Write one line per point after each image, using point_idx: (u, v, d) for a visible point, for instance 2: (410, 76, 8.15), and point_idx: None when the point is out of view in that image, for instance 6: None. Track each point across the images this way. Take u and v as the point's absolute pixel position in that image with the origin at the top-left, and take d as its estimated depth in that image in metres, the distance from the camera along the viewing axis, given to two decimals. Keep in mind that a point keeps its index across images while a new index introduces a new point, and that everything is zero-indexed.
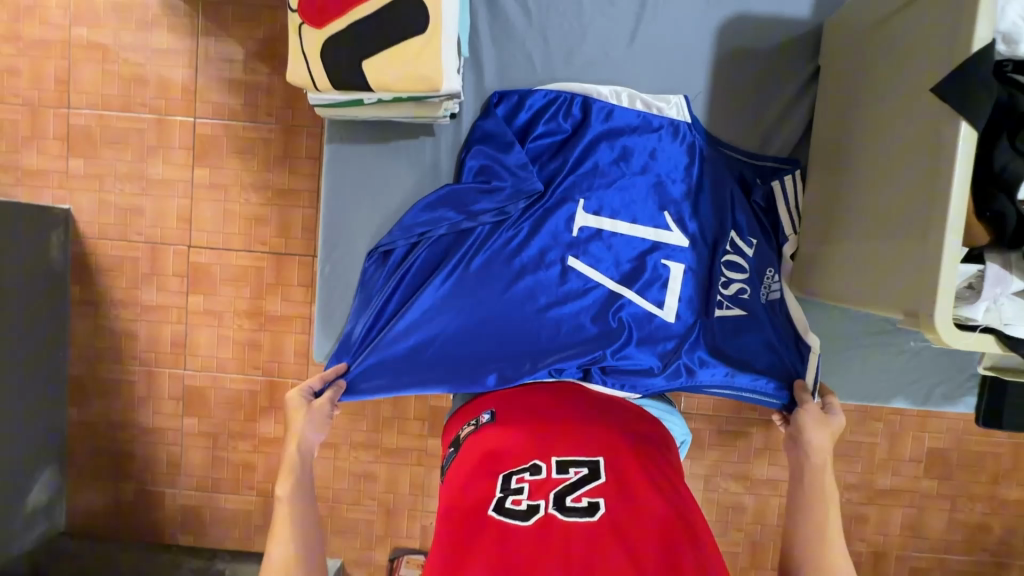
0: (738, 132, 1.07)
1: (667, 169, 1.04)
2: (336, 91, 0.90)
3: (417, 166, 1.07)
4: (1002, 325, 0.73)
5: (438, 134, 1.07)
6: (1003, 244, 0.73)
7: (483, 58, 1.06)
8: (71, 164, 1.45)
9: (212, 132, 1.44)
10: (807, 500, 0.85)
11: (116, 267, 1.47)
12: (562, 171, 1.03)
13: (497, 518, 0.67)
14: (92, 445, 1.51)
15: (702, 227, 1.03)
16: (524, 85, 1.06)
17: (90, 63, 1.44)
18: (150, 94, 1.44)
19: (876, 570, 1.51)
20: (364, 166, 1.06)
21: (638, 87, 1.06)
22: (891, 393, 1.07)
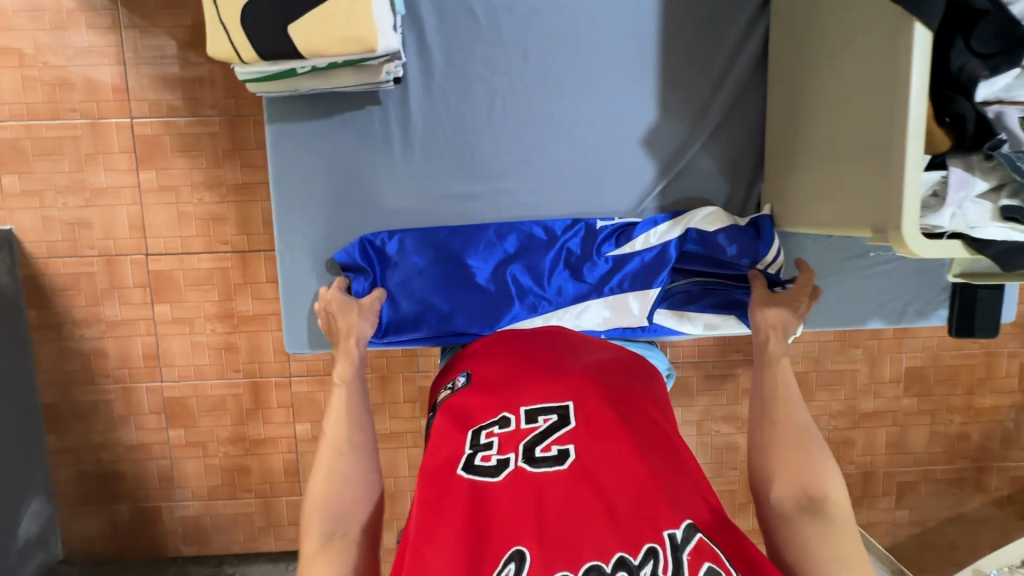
0: (705, 59, 0.97)
1: (638, 120, 0.98)
2: (267, 63, 0.82)
3: (368, 140, 0.96)
4: (968, 230, 0.73)
5: (385, 101, 0.95)
6: (963, 145, 0.74)
7: (421, 14, 0.93)
8: (5, 182, 1.37)
9: (152, 132, 1.36)
10: (782, 409, 0.80)
11: (72, 285, 1.40)
12: (528, 141, 0.97)
13: (467, 480, 0.64)
14: (78, 470, 1.47)
15: (670, 164, 0.99)
16: (466, 40, 0.94)
17: (7, 70, 1.34)
18: (79, 97, 1.35)
19: (867, 490, 1.57)
20: (320, 159, 0.96)
21: (593, 26, 0.95)
22: (865, 315, 1.05)
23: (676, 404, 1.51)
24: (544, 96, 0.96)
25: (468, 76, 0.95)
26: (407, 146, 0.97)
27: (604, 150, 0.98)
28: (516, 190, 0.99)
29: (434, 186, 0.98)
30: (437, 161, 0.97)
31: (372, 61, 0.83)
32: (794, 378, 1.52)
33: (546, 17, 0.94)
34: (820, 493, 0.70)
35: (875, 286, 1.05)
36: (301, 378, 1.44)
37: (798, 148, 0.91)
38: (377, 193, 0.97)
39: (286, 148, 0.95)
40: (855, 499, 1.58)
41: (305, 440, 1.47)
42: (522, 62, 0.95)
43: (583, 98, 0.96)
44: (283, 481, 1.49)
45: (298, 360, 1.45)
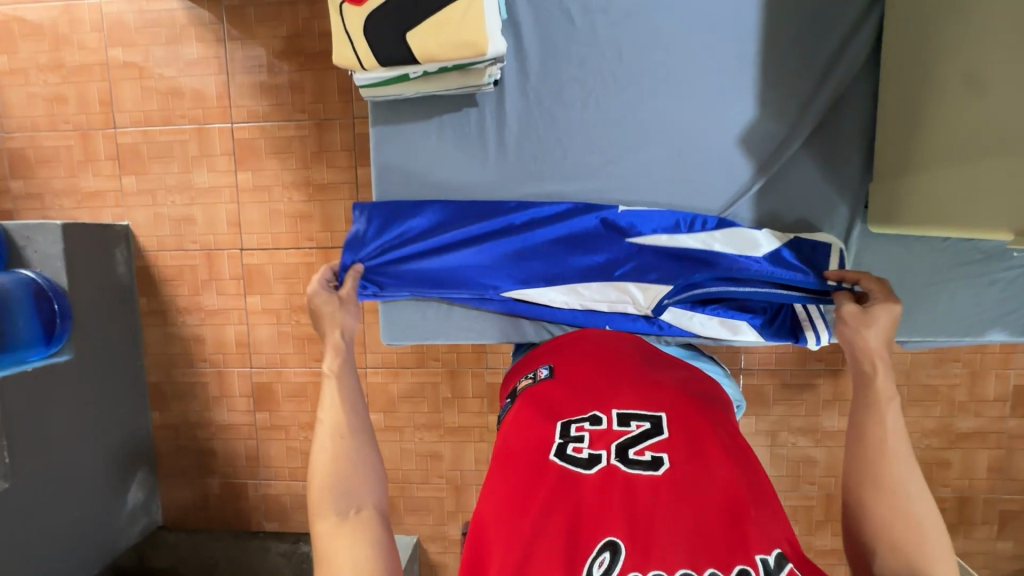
0: (807, 55, 0.93)
1: (735, 119, 0.95)
2: (382, 69, 0.87)
3: (465, 140, 0.99)
4: None
5: (482, 103, 0.97)
6: None
7: (520, 18, 0.94)
8: (124, 182, 1.52)
9: (249, 137, 1.47)
10: (877, 462, 0.72)
11: (177, 276, 1.54)
12: (622, 141, 0.97)
13: (558, 467, 0.64)
14: (177, 445, 1.62)
15: (766, 163, 0.96)
16: (563, 42, 0.95)
17: (129, 82, 1.49)
18: (188, 105, 1.48)
19: (964, 516, 1.45)
20: (418, 159, 0.99)
21: (692, 26, 0.93)
22: (982, 326, 0.96)
23: (749, 413, 1.46)
24: (638, 97, 0.95)
25: (563, 77, 0.95)
26: (502, 146, 0.99)
27: (699, 149, 0.96)
28: (607, 190, 0.98)
29: (526, 185, 0.99)
30: (531, 161, 0.98)
31: (479, 65, 0.87)
32: None
33: (645, 18, 0.94)
34: (926, 571, 0.63)
35: (995, 295, 0.96)
36: (375, 370, 1.51)
37: (915, 148, 0.86)
38: (472, 192, 1.00)
39: (388, 148, 0.99)
40: (950, 526, 1.46)
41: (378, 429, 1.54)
42: (617, 63, 0.95)
43: (679, 98, 0.95)
44: None
45: (374, 352, 1.52)
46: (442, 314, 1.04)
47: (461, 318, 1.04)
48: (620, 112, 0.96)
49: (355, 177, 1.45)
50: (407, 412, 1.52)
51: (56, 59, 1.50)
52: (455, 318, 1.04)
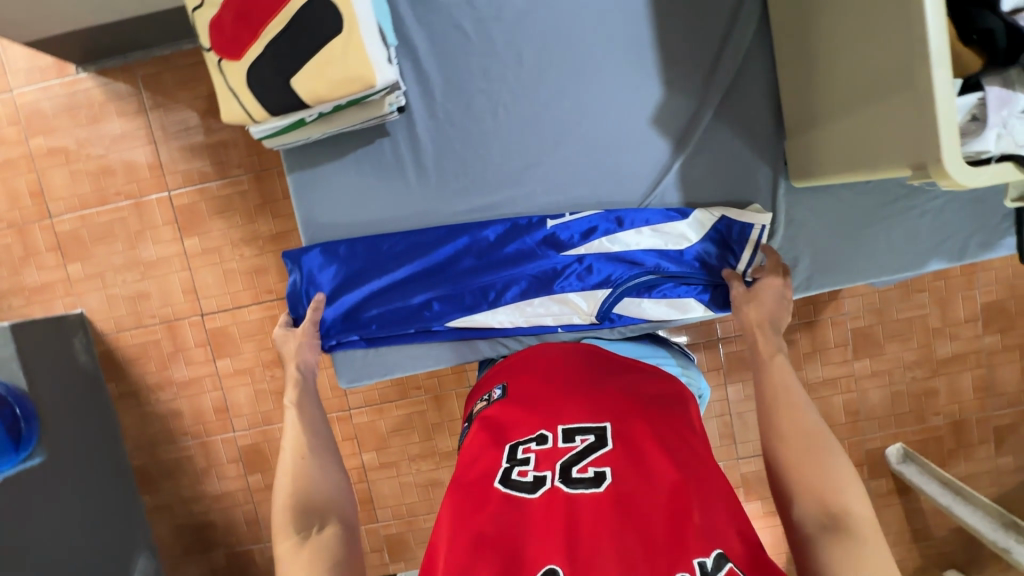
0: (699, 30, 0.94)
1: (643, 102, 0.96)
2: (276, 117, 0.83)
3: (382, 171, 0.97)
4: (1017, 148, 0.72)
5: (393, 131, 0.96)
6: (998, 61, 0.70)
7: (415, 41, 0.93)
8: (70, 270, 1.48)
9: (189, 201, 1.45)
10: (777, 417, 0.75)
11: (142, 354, 1.51)
12: (537, 145, 0.96)
13: (502, 493, 0.65)
14: (174, 524, 1.57)
15: (681, 138, 0.97)
16: (462, 59, 0.94)
17: (57, 169, 1.46)
18: (121, 181, 1.46)
19: (960, 440, 1.47)
20: (341, 198, 0.98)
21: (584, 23, 0.93)
22: (920, 258, 0.98)
23: (735, 380, 1.46)
24: (544, 99, 0.95)
25: (466, 91, 0.95)
26: (421, 169, 0.97)
27: (615, 138, 0.97)
28: (533, 194, 0.98)
29: (452, 204, 0.98)
30: (453, 179, 0.97)
31: (373, 96, 0.83)
32: (858, 335, 1.44)
33: (536, 18, 0.93)
34: (837, 506, 0.65)
35: (928, 225, 0.98)
36: (360, 410, 1.49)
37: (824, 95, 0.85)
38: (400, 219, 0.99)
39: (307, 192, 0.97)
40: (949, 453, 1.47)
41: (374, 468, 1.52)
42: (518, 71, 0.94)
43: (584, 93, 0.95)
44: (359, 510, 1.53)
45: (355, 392, 1.50)
46: (392, 352, 1.02)
47: (413, 352, 1.02)
48: (531, 116, 0.96)
49: None
50: (400, 445, 1.50)
51: None
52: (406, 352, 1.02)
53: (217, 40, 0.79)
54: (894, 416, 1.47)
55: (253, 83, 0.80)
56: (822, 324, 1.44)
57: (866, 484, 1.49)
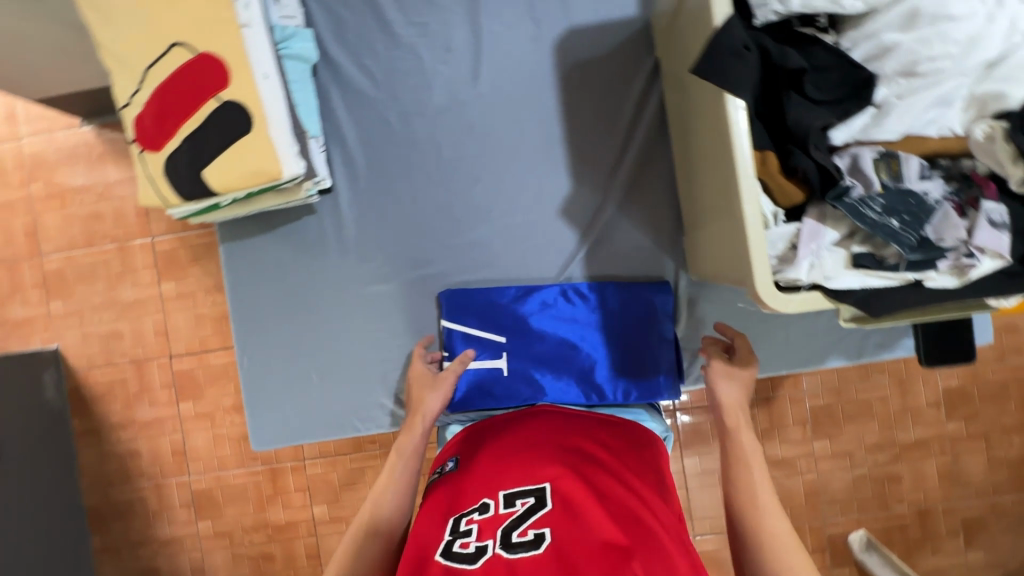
0: (603, 133, 1.00)
1: (551, 195, 1.01)
2: (190, 202, 0.87)
3: (305, 246, 1.02)
4: (824, 280, 0.70)
5: (319, 210, 1.02)
6: (816, 195, 0.71)
7: (342, 130, 1.01)
8: (51, 306, 1.55)
9: (170, 248, 1.53)
10: (761, 519, 0.73)
11: (109, 392, 1.54)
12: (449, 231, 1.02)
13: (442, 565, 0.62)
14: (120, 567, 1.56)
15: (584, 230, 1.01)
16: (384, 149, 1.01)
17: (52, 212, 1.55)
18: (109, 226, 1.54)
19: (927, 531, 1.41)
20: (265, 271, 1.03)
21: (499, 121, 1.00)
22: (821, 353, 1.00)
23: (692, 454, 1.44)
24: (459, 186, 1.01)
25: (385, 175, 1.01)
26: (342, 245, 1.02)
27: (526, 226, 1.01)
28: (445, 273, 1.02)
29: (366, 280, 1.03)
30: (371, 257, 1.02)
31: (284, 186, 0.87)
32: (816, 414, 1.42)
33: (456, 115, 1.00)
34: None
35: (826, 322, 1.00)
36: (314, 461, 1.49)
37: (701, 201, 0.88)
38: (317, 288, 1.03)
39: (237, 262, 1.03)
40: (916, 544, 1.41)
41: (324, 522, 1.50)
42: (437, 161, 1.01)
43: (497, 185, 1.01)
44: (305, 565, 1.51)
45: (311, 443, 1.50)
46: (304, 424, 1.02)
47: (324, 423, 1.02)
48: (444, 203, 1.01)
49: None
50: (351, 500, 1.49)
51: None
52: (316, 424, 1.02)
53: (140, 133, 0.86)
54: (856, 501, 1.42)
55: (171, 173, 0.85)
56: (779, 401, 1.42)
57: (827, 571, 1.43)
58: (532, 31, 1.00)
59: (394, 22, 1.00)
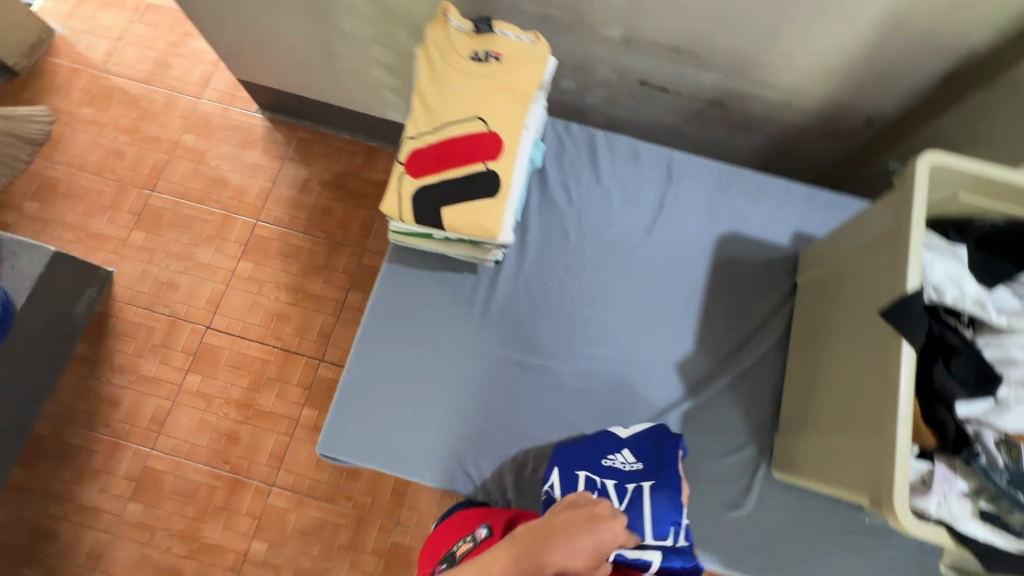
0: (757, 322, 0.87)
1: (692, 372, 0.86)
2: (415, 224, 0.82)
3: (458, 297, 0.89)
4: (953, 521, 0.60)
5: (482, 273, 0.90)
6: (947, 446, 0.63)
7: (529, 224, 0.91)
8: (132, 235, 1.61)
9: (267, 236, 1.62)
10: None
11: (130, 332, 1.53)
12: (561, 360, 0.86)
13: None
14: (17, 515, 1.38)
15: (730, 427, 0.83)
16: (546, 258, 0.90)
17: (186, 162, 1.69)
18: (226, 195, 1.66)
19: None
20: (407, 309, 0.89)
21: (660, 281, 0.89)
22: None
23: None
24: (600, 327, 0.88)
25: (558, 268, 0.90)
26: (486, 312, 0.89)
27: (650, 394, 0.85)
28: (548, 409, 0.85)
29: (476, 367, 0.86)
30: (503, 343, 0.87)
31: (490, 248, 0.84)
32: None
33: (629, 256, 0.90)
34: None
35: None
36: (281, 491, 1.40)
37: (792, 411, 0.78)
38: (452, 341, 0.87)
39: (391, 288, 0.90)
40: None
41: (255, 562, 1.36)
42: (591, 288, 0.89)
43: (640, 339, 0.87)
44: None
45: (287, 472, 1.43)
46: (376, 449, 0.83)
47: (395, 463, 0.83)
48: (573, 336, 0.87)
49: (343, 297, 1.56)
50: (294, 550, 1.37)
51: (135, 126, 1.72)
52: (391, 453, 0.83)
53: (413, 160, 0.82)
54: None
55: (420, 204, 0.81)
56: None
57: None
58: (713, 198, 0.93)
59: (602, 148, 0.95)
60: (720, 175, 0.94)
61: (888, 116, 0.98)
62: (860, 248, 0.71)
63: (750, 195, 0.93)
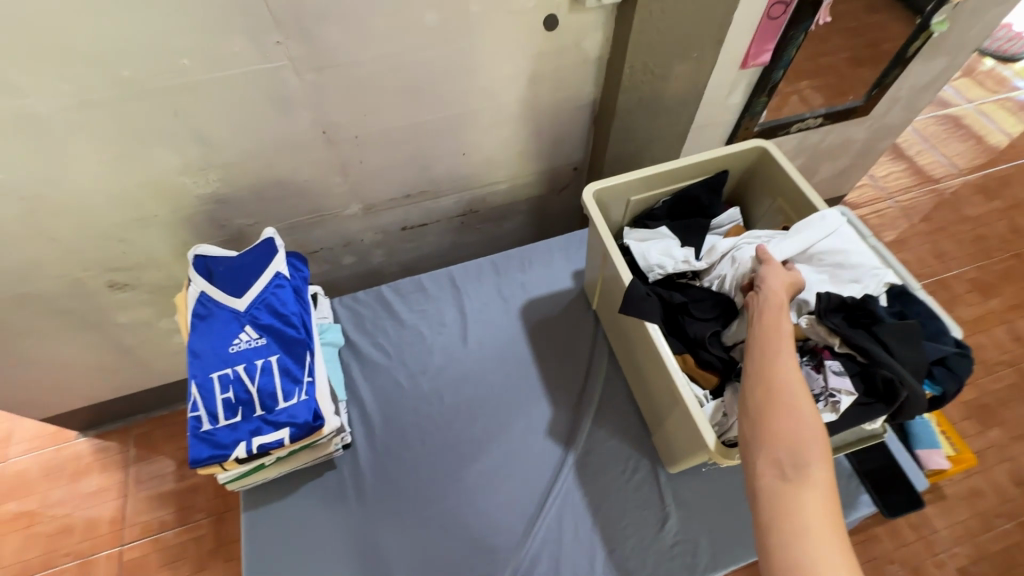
0: (588, 355, 0.98)
1: (563, 426, 0.92)
2: (236, 465, 0.74)
3: (329, 501, 0.85)
4: None
5: (341, 463, 0.88)
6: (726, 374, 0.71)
7: (362, 394, 0.95)
8: None
9: (140, 553, 1.44)
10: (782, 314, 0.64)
11: None
12: (454, 489, 0.87)
13: None
14: None
15: (618, 452, 0.89)
16: (393, 411, 0.93)
17: (13, 533, 1.47)
18: (76, 540, 1.46)
19: None
20: (285, 544, 0.82)
21: (496, 370, 0.97)
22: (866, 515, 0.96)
23: None
24: (469, 439, 0.91)
25: None
26: (361, 495, 0.86)
27: (540, 468, 0.88)
28: (466, 543, 0.82)
29: (380, 552, 0.82)
30: (393, 511, 0.85)
31: (319, 441, 0.77)
32: None
33: (457, 367, 0.98)
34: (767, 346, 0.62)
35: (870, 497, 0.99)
36: None
37: (646, 406, 0.88)
38: (340, 549, 0.82)
39: (261, 538, 0.82)
40: None
41: None
42: (443, 412, 0.93)
43: (508, 427, 0.92)
44: None
45: None
46: None
47: None
48: (455, 461, 0.89)
49: None
50: None
51: None
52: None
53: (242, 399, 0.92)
54: None
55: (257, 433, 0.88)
56: None
57: None
58: (498, 284, 1.06)
59: (393, 299, 1.04)
60: (491, 265, 1.08)
61: (584, 161, 1.24)
62: (608, 271, 0.87)
63: (523, 265, 1.08)
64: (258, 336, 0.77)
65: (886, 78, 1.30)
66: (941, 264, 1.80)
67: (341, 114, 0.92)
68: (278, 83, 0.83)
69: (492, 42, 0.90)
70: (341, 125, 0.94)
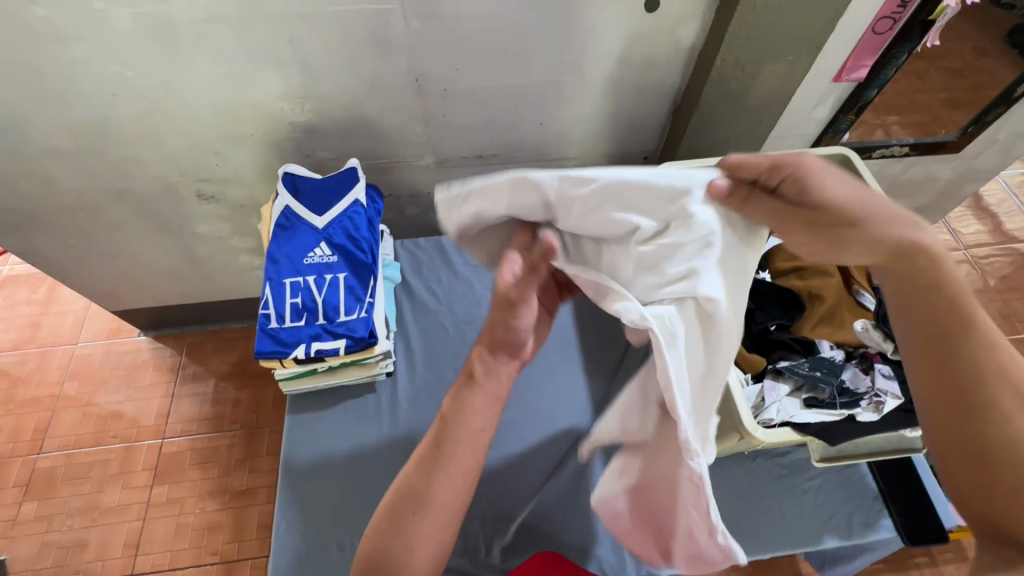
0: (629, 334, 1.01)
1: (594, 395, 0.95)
2: (294, 364, 0.81)
3: (365, 419, 0.91)
4: (791, 417, 0.72)
5: (381, 388, 0.94)
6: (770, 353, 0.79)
7: (409, 330, 1.00)
8: (23, 509, 1.48)
9: (178, 449, 1.56)
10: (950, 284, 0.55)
11: None
12: None
13: None
14: None
15: None
16: (435, 351, 0.98)
17: (73, 409, 1.62)
18: (124, 425, 1.59)
19: None
20: (321, 450, 0.88)
21: None
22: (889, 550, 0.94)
23: None
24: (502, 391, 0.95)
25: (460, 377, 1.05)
26: (395, 420, 0.91)
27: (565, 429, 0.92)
28: (485, 482, 0.88)
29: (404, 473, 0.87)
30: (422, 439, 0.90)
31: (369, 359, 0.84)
32: None
33: None
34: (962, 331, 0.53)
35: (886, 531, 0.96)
36: None
37: None
38: (369, 464, 0.88)
39: (301, 440, 0.89)
40: None
41: None
42: None
43: (540, 386, 0.96)
44: None
45: None
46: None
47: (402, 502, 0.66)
48: None
49: None
50: None
51: (8, 395, 1.64)
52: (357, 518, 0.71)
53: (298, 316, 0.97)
54: None
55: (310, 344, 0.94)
56: None
57: None
58: None
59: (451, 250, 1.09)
60: None
61: (656, 150, 1.25)
62: None
63: None
64: (331, 254, 0.83)
65: (986, 116, 1.23)
66: (1009, 324, 1.71)
67: (435, 65, 0.96)
68: (386, 25, 0.89)
69: (592, 16, 0.92)
70: (433, 75, 0.98)
